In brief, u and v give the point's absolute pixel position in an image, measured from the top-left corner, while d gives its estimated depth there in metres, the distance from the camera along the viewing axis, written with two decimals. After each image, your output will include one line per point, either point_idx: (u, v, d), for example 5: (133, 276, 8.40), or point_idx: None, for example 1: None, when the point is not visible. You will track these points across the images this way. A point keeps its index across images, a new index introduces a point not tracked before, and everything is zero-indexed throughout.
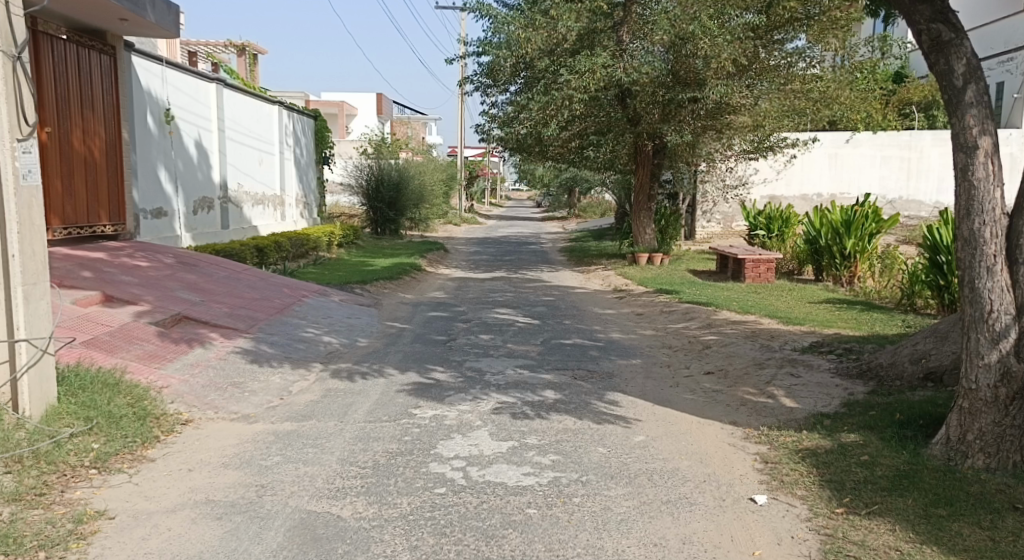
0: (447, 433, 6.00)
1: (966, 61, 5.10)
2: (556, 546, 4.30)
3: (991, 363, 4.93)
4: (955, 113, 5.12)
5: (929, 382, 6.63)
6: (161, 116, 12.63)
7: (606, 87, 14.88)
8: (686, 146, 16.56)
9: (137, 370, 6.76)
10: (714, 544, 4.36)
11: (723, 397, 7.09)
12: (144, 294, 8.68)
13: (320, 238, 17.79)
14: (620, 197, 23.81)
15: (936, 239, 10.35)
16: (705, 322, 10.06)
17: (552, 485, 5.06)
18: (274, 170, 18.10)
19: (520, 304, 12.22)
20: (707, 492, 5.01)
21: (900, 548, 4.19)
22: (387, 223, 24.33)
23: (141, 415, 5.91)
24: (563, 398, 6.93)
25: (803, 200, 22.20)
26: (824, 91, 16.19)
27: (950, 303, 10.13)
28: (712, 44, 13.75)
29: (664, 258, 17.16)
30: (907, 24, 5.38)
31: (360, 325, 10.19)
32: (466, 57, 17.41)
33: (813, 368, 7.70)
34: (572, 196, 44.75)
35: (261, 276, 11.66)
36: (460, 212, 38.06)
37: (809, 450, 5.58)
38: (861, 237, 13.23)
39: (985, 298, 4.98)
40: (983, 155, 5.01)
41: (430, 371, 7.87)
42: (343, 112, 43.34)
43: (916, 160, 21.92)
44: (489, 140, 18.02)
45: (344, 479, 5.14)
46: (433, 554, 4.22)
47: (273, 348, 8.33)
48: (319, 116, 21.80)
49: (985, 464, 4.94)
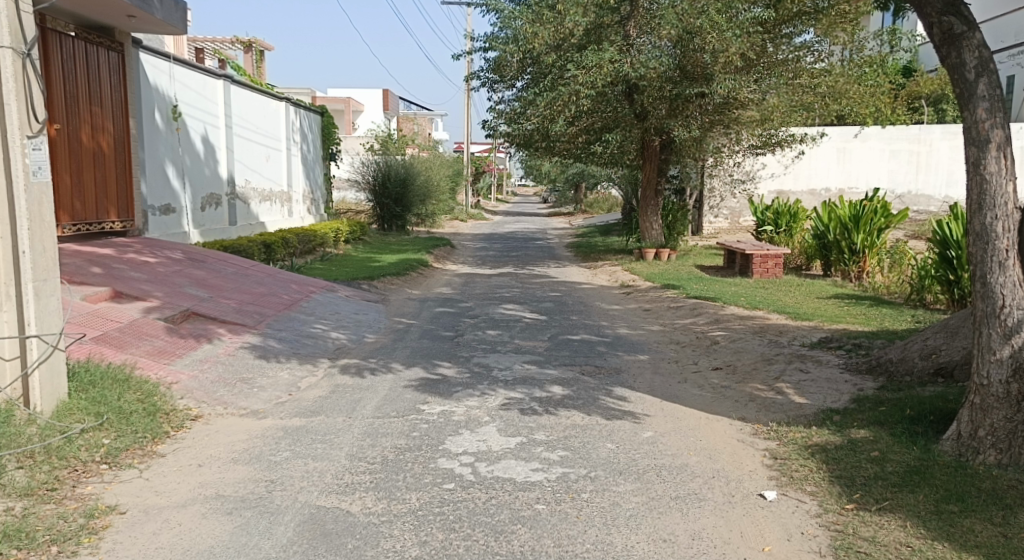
0: (455, 429, 6.00)
1: (977, 53, 5.06)
2: (566, 543, 4.30)
3: (1003, 359, 4.90)
4: (967, 105, 5.09)
5: (940, 378, 6.61)
6: (169, 113, 12.62)
7: (613, 83, 14.81)
8: (693, 141, 16.55)
9: (147, 367, 6.77)
10: (723, 540, 4.35)
11: (731, 393, 7.08)
12: (154, 290, 8.72)
13: (326, 234, 17.80)
14: (627, 192, 23.78)
15: (946, 234, 10.31)
16: (712, 318, 10.04)
17: (561, 481, 5.06)
18: (280, 166, 18.10)
19: (527, 300, 12.20)
20: (717, 487, 5.01)
21: (911, 544, 4.18)
22: (394, 219, 24.29)
23: (150, 412, 5.91)
24: (571, 394, 6.92)
25: (810, 195, 22.11)
26: (832, 86, 16.09)
27: (959, 298, 10.07)
28: (719, 39, 13.62)
29: (670, 254, 17.17)
30: (919, 16, 5.36)
31: (367, 321, 10.21)
32: (472, 52, 17.43)
33: (822, 363, 7.67)
34: (579, 191, 45.35)
35: (269, 272, 11.65)
36: (466, 208, 38.11)
37: (818, 446, 5.57)
38: (870, 232, 13.14)
39: (997, 292, 4.96)
40: (994, 148, 4.98)
41: (438, 366, 7.89)
42: (349, 108, 43.51)
43: (925, 154, 21.84)
44: (495, 136, 17.99)
45: (353, 475, 5.15)
46: (443, 550, 4.21)
47: (281, 344, 8.34)
48: (325, 112, 21.76)
49: (997, 460, 4.90)
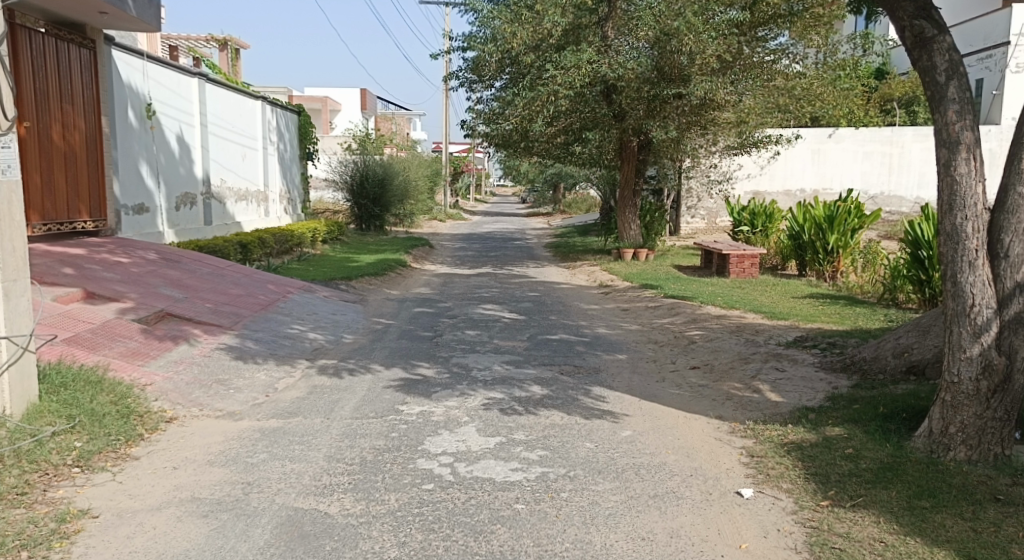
0: (435, 429, 6.00)
1: (948, 57, 5.15)
2: (545, 542, 4.31)
3: (973, 357, 4.99)
4: (937, 108, 5.17)
5: (912, 376, 6.71)
6: (143, 111, 12.50)
7: (592, 84, 14.87)
8: (671, 143, 16.60)
9: (120, 368, 6.71)
10: (701, 537, 4.40)
11: (708, 391, 7.15)
12: (128, 291, 8.63)
13: (303, 234, 17.67)
14: (605, 192, 23.92)
15: (918, 234, 10.45)
16: (689, 318, 10.10)
17: (540, 480, 5.08)
18: (258, 165, 17.98)
19: (506, 300, 12.23)
20: (694, 486, 5.05)
21: (884, 540, 4.24)
22: (371, 219, 24.23)
23: (124, 413, 5.86)
24: (550, 394, 6.94)
25: (786, 196, 22.36)
26: (807, 89, 16.31)
27: (931, 298, 10.23)
28: (697, 40, 13.68)
29: (649, 253, 17.22)
30: (890, 20, 5.43)
31: (345, 321, 10.17)
32: (451, 52, 17.36)
33: (797, 362, 7.76)
34: (558, 191, 45.20)
35: (245, 272, 11.59)
36: (446, 208, 38.00)
37: (793, 444, 5.64)
38: (844, 233, 13.28)
39: (967, 292, 5.03)
40: (965, 150, 5.06)
41: (417, 367, 7.88)
42: (327, 107, 43.34)
43: (897, 155, 22.10)
44: (474, 136, 17.96)
45: (331, 476, 5.13)
46: (421, 550, 4.22)
47: (259, 345, 8.29)
48: (302, 112, 21.69)
49: (967, 456, 5.03)
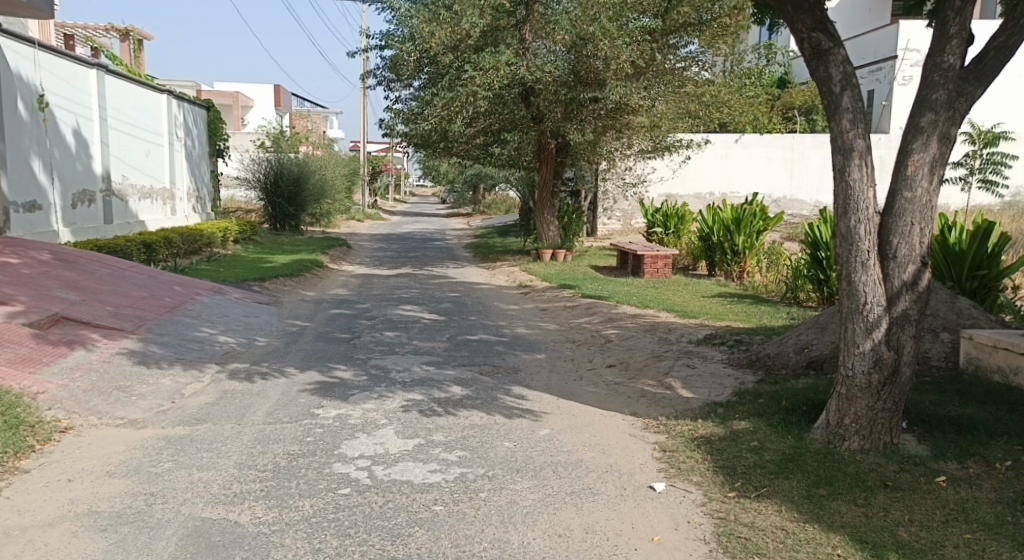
0: (352, 433, 5.97)
1: (841, 69, 5.45)
2: (462, 543, 4.37)
3: (865, 352, 5.30)
4: (833, 117, 5.46)
5: (811, 370, 7.09)
6: (34, 102, 11.95)
7: (510, 86, 14.99)
8: (587, 146, 16.91)
9: (8, 376, 6.42)
10: (615, 531, 4.54)
11: (624, 388, 7.35)
12: (17, 294, 8.26)
13: (213, 234, 17.19)
14: (524, 194, 24.19)
15: (817, 235, 10.92)
16: (605, 317, 10.33)
17: (459, 481, 5.14)
18: (162, 162, 17.41)
19: (425, 300, 12.23)
20: (609, 481, 5.20)
21: (786, 528, 4.47)
22: (286, 219, 23.73)
23: (13, 424, 5.61)
24: (469, 394, 7.00)
25: (696, 199, 23.02)
26: (716, 95, 16.93)
27: (829, 296, 10.75)
28: (611, 46, 14.12)
29: (567, 254, 17.53)
30: (790, 32, 5.72)
31: (259, 324, 9.98)
32: (368, 51, 17.20)
33: (707, 359, 8.06)
34: (478, 192, 45.33)
35: (148, 273, 11.24)
36: (364, 208, 37.60)
37: (703, 438, 5.86)
38: (750, 234, 13.82)
39: (861, 290, 5.33)
40: (858, 156, 5.37)
41: (334, 370, 7.81)
42: (240, 104, 42.23)
43: (799, 160, 23.08)
44: (392, 135, 17.85)
45: (242, 483, 5.06)
46: (336, 555, 4.22)
47: (164, 350, 8.07)
48: (212, 107, 21.12)
49: (859, 446, 5.33)
